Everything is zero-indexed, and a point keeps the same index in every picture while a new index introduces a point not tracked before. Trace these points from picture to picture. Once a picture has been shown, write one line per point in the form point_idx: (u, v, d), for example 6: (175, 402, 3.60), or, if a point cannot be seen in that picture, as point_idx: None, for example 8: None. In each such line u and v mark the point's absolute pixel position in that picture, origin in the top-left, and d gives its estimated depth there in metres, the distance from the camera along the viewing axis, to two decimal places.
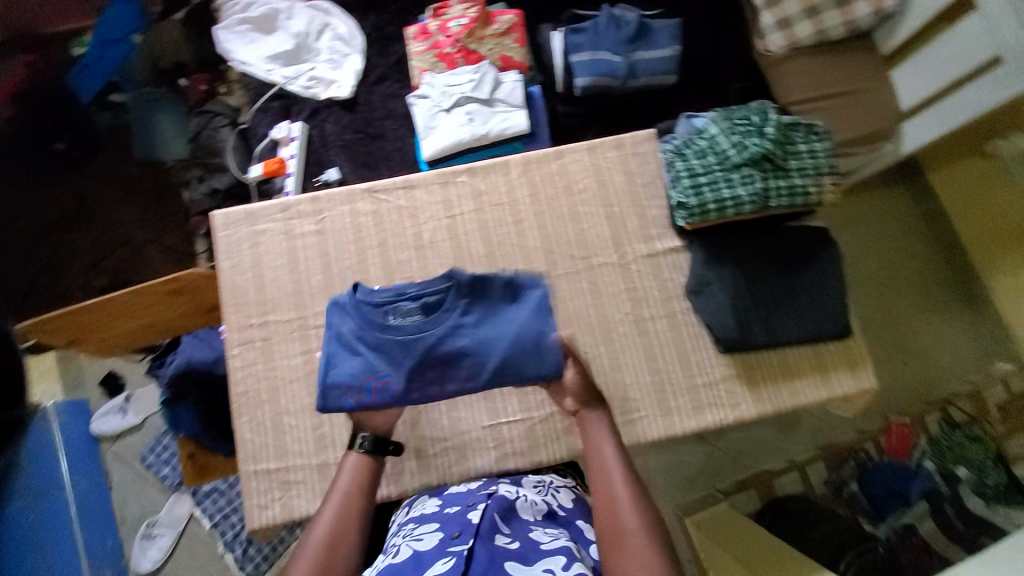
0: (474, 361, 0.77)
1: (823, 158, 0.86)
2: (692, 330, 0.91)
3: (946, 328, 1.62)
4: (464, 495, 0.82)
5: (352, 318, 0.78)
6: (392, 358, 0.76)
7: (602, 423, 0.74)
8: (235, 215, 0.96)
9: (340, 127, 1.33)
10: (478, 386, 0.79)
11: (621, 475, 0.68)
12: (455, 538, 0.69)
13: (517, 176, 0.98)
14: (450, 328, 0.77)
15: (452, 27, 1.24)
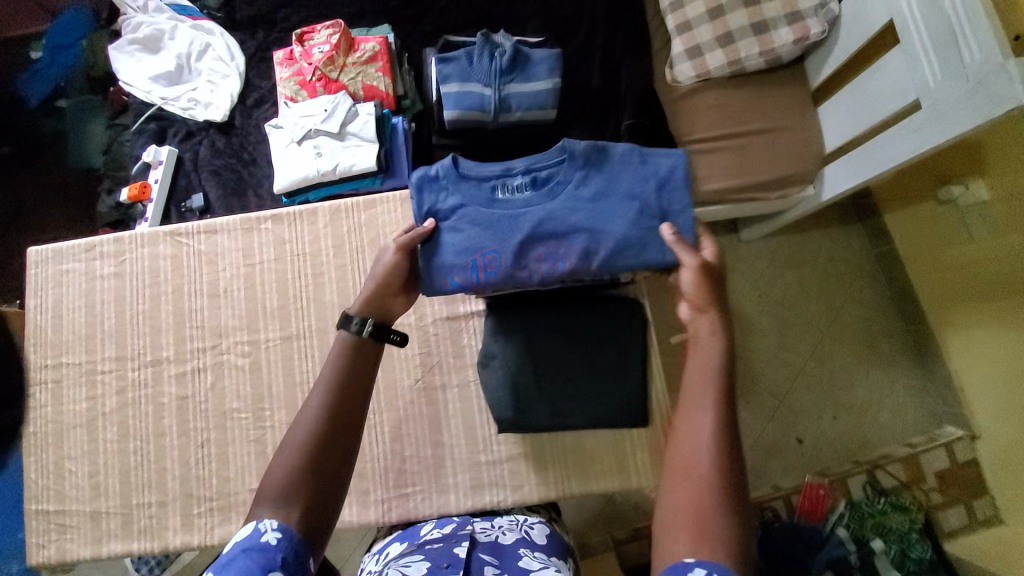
0: (591, 237, 0.73)
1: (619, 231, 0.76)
2: (481, 404, 0.87)
3: (887, 383, 1.57)
4: (435, 535, 0.76)
5: (458, 193, 0.75)
6: (500, 232, 0.74)
7: (706, 326, 0.62)
8: (43, 253, 0.96)
9: (212, 151, 1.29)
10: (587, 272, 0.74)
11: (710, 378, 0.58)
12: (445, 569, 0.65)
13: (323, 226, 0.93)
14: (561, 205, 0.74)
15: (315, 54, 1.18)
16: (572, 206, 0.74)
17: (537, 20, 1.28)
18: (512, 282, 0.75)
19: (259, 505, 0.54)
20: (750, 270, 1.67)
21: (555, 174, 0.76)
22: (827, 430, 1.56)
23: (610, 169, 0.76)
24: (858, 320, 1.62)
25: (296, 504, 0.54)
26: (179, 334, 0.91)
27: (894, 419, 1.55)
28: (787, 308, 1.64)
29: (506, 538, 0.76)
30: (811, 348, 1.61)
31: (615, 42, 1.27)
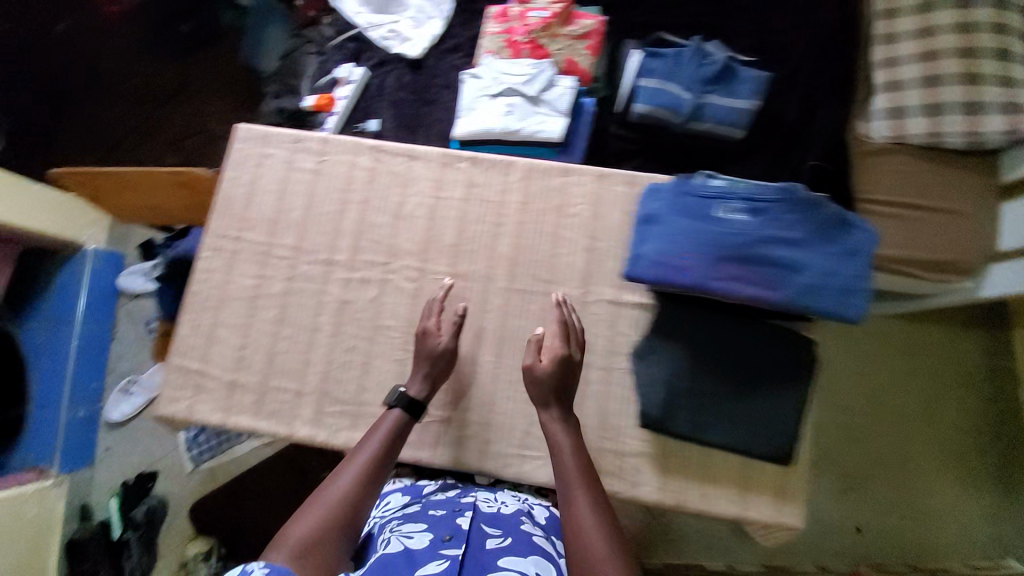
0: (784, 276, 0.76)
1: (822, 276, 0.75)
2: (623, 392, 0.85)
3: (968, 507, 1.35)
4: (441, 500, 0.86)
5: (674, 202, 0.81)
6: (704, 245, 0.76)
7: (556, 420, 0.77)
8: (253, 132, 1.01)
9: (398, 84, 1.35)
10: (776, 304, 0.76)
11: (576, 469, 0.72)
12: (444, 541, 0.74)
13: (515, 181, 0.95)
14: (767, 237, 0.76)
15: (531, 17, 1.23)
16: (776, 243, 0.77)
17: (742, 42, 1.28)
18: (698, 294, 0.77)
19: (274, 554, 0.63)
20: (862, 345, 1.45)
21: (770, 208, 0.78)
22: (901, 537, 1.35)
23: (819, 221, 0.78)
24: (959, 431, 1.39)
25: (308, 556, 0.64)
26: (356, 242, 0.95)
27: (978, 548, 1.33)
28: (894, 403, 1.41)
29: (503, 510, 0.85)
30: (905, 448, 1.40)
31: (817, 82, 1.24)
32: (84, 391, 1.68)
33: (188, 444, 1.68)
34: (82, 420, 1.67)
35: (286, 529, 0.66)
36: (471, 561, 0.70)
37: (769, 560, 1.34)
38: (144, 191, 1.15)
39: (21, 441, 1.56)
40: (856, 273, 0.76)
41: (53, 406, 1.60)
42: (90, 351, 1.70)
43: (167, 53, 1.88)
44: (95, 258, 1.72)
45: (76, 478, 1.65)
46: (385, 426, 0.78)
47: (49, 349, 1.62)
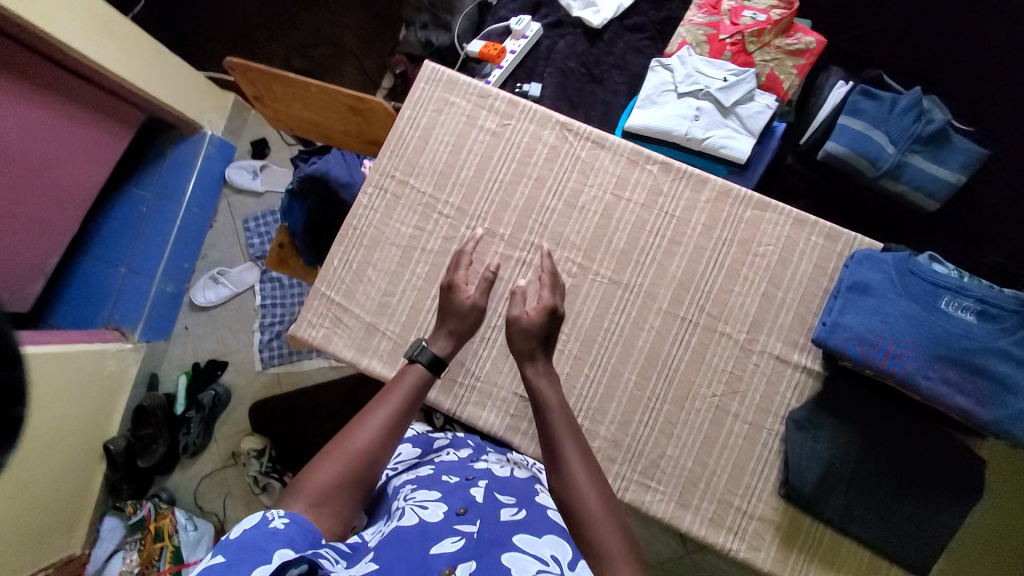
0: (998, 394, 0.70)
1: None
2: (765, 455, 0.85)
3: None
4: (451, 467, 0.77)
5: (896, 280, 0.76)
6: (920, 337, 0.72)
7: (541, 371, 0.78)
8: (440, 75, 0.95)
9: (570, 52, 1.24)
10: (975, 419, 0.71)
11: (563, 420, 0.72)
12: (459, 516, 0.63)
13: (704, 201, 0.88)
14: (993, 347, 0.71)
15: (745, 17, 1.11)
16: (1000, 356, 0.70)
17: (963, 100, 1.13)
18: (893, 383, 0.74)
19: (290, 503, 0.60)
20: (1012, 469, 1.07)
21: (1004, 317, 0.72)
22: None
23: None
24: None
25: (325, 509, 0.61)
26: (522, 220, 0.90)
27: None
28: None
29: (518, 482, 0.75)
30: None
31: None
32: (177, 270, 1.77)
33: (262, 344, 1.77)
34: (169, 294, 1.76)
35: (307, 476, 0.63)
36: (486, 532, 0.59)
37: None
38: (308, 109, 1.03)
39: (114, 300, 1.65)
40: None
41: (146, 276, 1.68)
42: (191, 230, 1.77)
43: None
44: (210, 144, 1.74)
45: (154, 346, 1.76)
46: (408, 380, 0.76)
47: (153, 219, 1.68)
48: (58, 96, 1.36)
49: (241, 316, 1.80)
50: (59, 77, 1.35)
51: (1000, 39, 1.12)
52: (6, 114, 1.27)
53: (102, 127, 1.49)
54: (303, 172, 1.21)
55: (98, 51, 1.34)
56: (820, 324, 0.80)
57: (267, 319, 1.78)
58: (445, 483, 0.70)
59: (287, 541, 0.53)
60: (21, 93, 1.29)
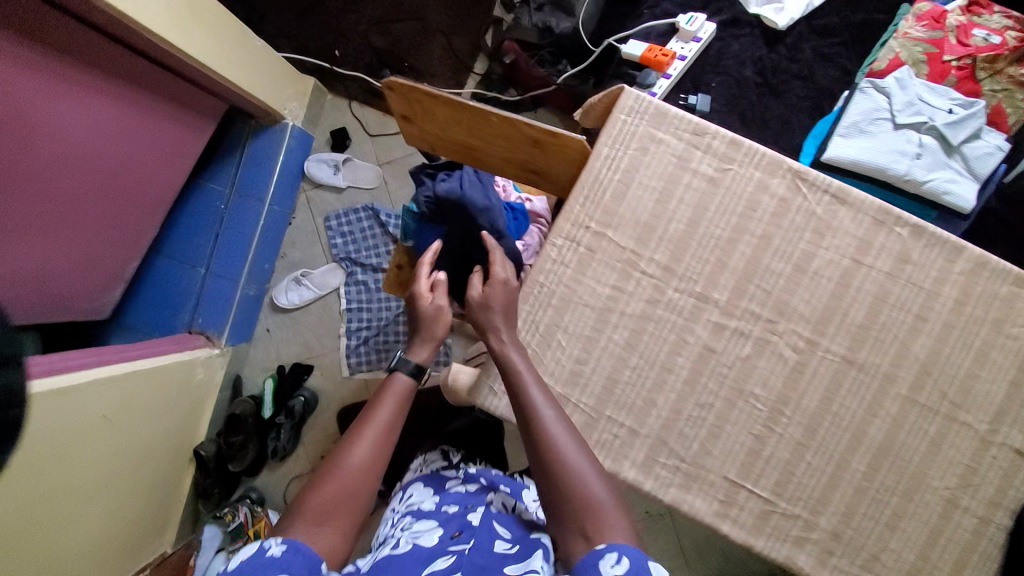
0: None
1: None
2: (993, 551, 0.78)
3: None
4: (460, 502, 0.94)
5: None
6: None
7: (514, 344, 0.78)
8: (645, 105, 0.81)
9: (743, 57, 1.08)
10: None
11: (535, 386, 0.75)
12: (453, 539, 0.81)
13: (957, 272, 0.77)
14: None
15: (976, 37, 0.96)
16: None
17: None
18: None
19: (290, 525, 0.67)
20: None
21: None
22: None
23: None
24: None
25: (325, 527, 0.68)
26: (742, 284, 0.78)
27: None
28: None
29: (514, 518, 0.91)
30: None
31: None
32: (258, 272, 1.65)
33: (349, 350, 1.69)
34: (252, 298, 1.65)
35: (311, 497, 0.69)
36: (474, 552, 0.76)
37: None
38: (471, 134, 0.89)
39: (195, 301, 1.57)
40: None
41: (229, 279, 1.57)
42: (272, 229, 1.64)
43: None
44: (291, 136, 1.58)
45: (238, 349, 1.67)
46: (393, 390, 0.80)
47: (233, 217, 1.56)
48: (149, 94, 1.19)
49: (325, 320, 1.71)
50: (147, 73, 1.17)
51: None
52: (97, 120, 1.11)
53: (186, 123, 1.33)
54: (433, 191, 1.08)
55: (195, 44, 1.16)
56: None
57: (354, 323, 1.69)
58: (444, 513, 0.89)
59: (293, 554, 0.63)
60: (108, 92, 1.11)
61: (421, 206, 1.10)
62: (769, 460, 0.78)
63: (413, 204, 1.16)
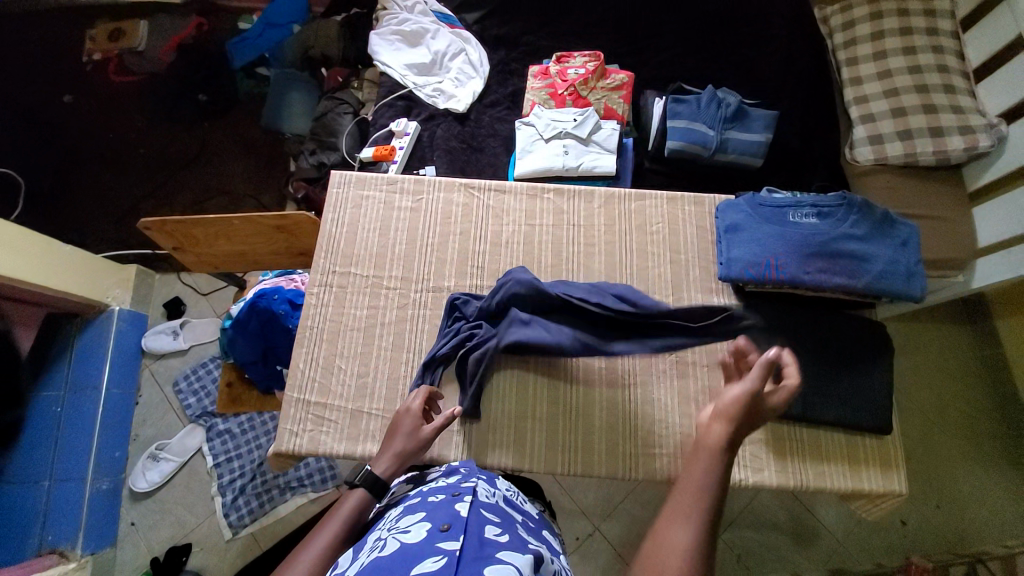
0: (860, 266, 0.90)
1: (883, 266, 0.90)
2: (731, 386, 0.95)
3: (986, 481, 1.36)
4: (448, 485, 0.74)
5: (754, 215, 0.95)
6: (790, 246, 0.90)
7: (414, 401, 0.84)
8: (349, 178, 1.09)
9: (449, 135, 1.47)
10: (856, 289, 0.89)
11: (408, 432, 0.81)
12: (442, 534, 0.60)
13: (598, 206, 1.07)
14: (836, 234, 0.91)
15: (570, 73, 1.41)
16: (847, 238, 0.91)
17: (744, 87, 1.51)
18: (793, 287, 0.90)
19: None
20: (902, 352, 1.48)
21: (836, 211, 0.92)
22: (928, 519, 1.35)
23: (873, 217, 0.92)
24: (965, 415, 1.41)
25: None
26: (461, 269, 1.02)
27: (997, 520, 1.33)
28: (931, 414, 1.42)
29: (503, 503, 0.74)
30: (921, 422, 1.42)
31: (812, 117, 1.46)
32: (109, 460, 1.58)
33: (226, 508, 1.57)
34: (105, 491, 1.55)
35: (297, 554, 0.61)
36: (468, 551, 0.56)
37: (829, 563, 1.33)
38: (235, 242, 1.11)
39: (41, 519, 1.45)
40: (913, 260, 0.92)
41: (77, 479, 1.49)
42: (114, 414, 1.62)
43: (188, 121, 2.02)
44: (118, 319, 1.66)
45: (101, 557, 1.50)
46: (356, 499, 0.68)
47: (70, 418, 1.53)
48: None
49: (193, 487, 1.62)
50: None
51: (738, 47, 1.56)
52: None
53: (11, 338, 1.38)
54: (254, 316, 1.19)
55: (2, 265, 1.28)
56: (719, 265, 0.97)
57: (225, 477, 1.60)
58: (429, 503, 0.68)
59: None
60: None
61: (237, 320, 1.18)
62: (536, 391, 0.94)
63: (228, 320, 1.22)
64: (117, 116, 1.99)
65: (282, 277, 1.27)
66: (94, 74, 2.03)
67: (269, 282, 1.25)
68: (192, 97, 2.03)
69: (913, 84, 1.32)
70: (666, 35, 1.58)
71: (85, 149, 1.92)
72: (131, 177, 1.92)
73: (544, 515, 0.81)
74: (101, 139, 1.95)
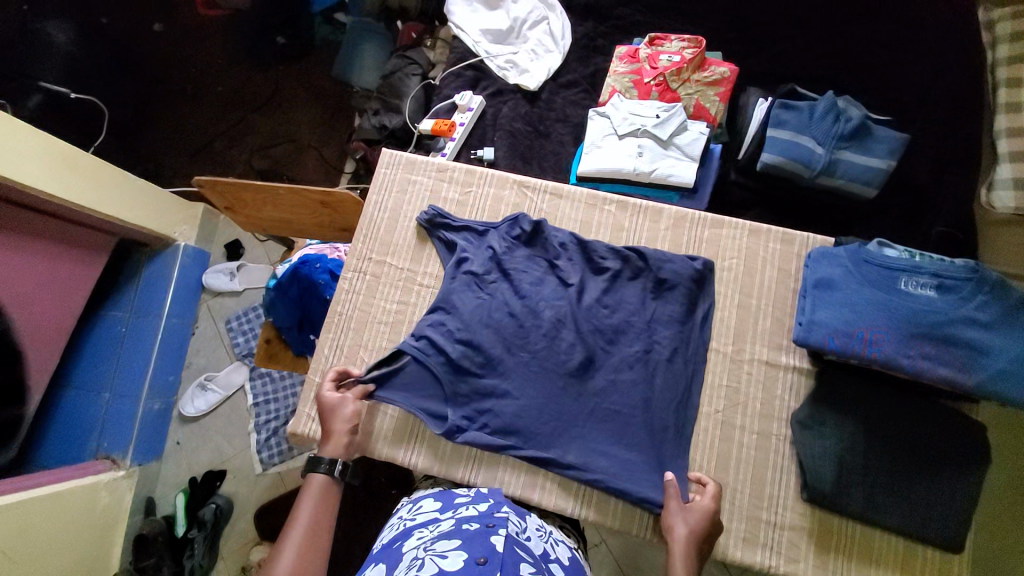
0: (980, 360, 0.72)
1: (1016, 362, 0.71)
2: (780, 461, 0.83)
3: None
4: (478, 512, 0.71)
5: (853, 273, 0.79)
6: (892, 319, 0.74)
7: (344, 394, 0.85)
8: (398, 158, 1.04)
9: (515, 114, 1.35)
10: (967, 387, 0.72)
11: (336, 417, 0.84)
12: (480, 566, 0.58)
13: (664, 228, 0.95)
14: (955, 315, 0.74)
15: (662, 60, 1.23)
16: (971, 322, 0.73)
17: (870, 97, 1.26)
18: (886, 370, 0.75)
19: None
20: None
21: (962, 288, 0.75)
22: None
23: (1014, 301, 0.73)
24: None
25: None
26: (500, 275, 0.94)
27: None
28: None
29: (533, 542, 0.71)
30: None
31: (952, 144, 1.20)
32: (162, 384, 1.72)
33: (259, 445, 1.68)
34: (157, 411, 1.69)
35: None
36: None
37: None
38: (281, 210, 1.11)
39: (99, 428, 1.60)
40: None
41: (131, 398, 1.62)
42: (173, 340, 1.74)
43: (264, 62, 2.02)
44: (184, 255, 1.76)
45: (147, 469, 1.66)
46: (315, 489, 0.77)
47: (132, 339, 1.66)
48: (32, 238, 1.33)
49: (232, 419, 1.74)
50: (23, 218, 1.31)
51: (875, 46, 1.30)
52: None
53: (74, 267, 1.45)
54: (294, 280, 1.20)
55: (62, 186, 1.32)
56: (796, 324, 0.81)
57: (262, 417, 1.70)
58: (464, 529, 0.66)
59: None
60: None
61: (279, 282, 1.19)
62: None
63: (272, 280, 1.24)
64: (200, 49, 2.02)
65: (329, 246, 1.26)
66: (184, 7, 2.06)
67: (314, 249, 1.25)
68: (270, 39, 2.02)
69: None
70: (787, 22, 1.33)
71: (170, 80, 1.99)
72: (208, 115, 1.97)
73: (577, 556, 0.77)
74: (185, 73, 2.00)
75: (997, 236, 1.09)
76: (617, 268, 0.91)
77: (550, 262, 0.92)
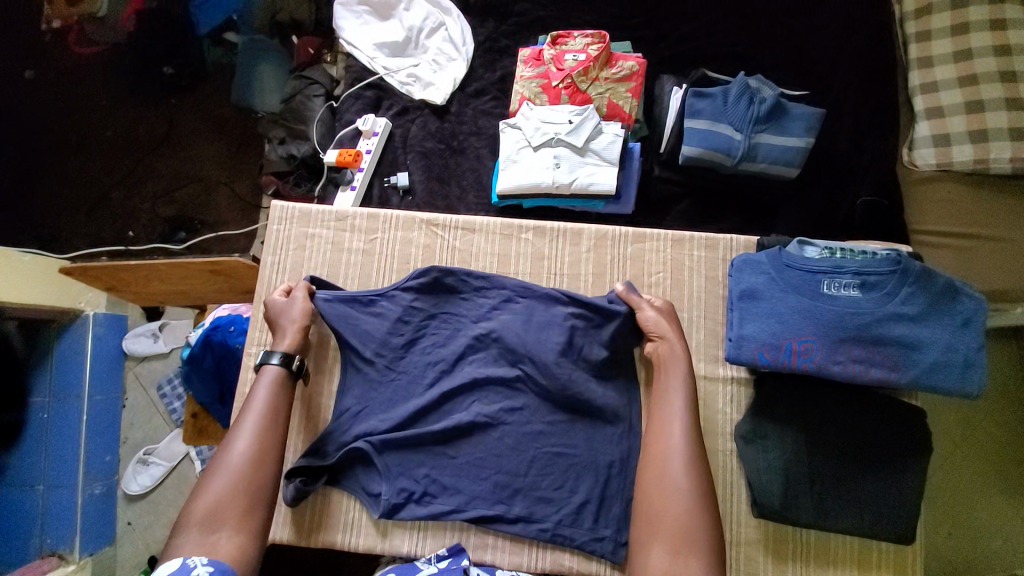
0: (908, 356, 0.71)
1: (939, 353, 0.70)
2: (729, 477, 0.81)
3: None
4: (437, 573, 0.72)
5: (777, 281, 0.76)
6: (819, 326, 0.72)
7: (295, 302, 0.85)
8: (291, 211, 0.94)
9: (425, 133, 1.26)
10: (898, 385, 0.71)
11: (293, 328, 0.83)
12: None
13: (586, 249, 0.90)
14: (879, 313, 0.72)
15: (567, 60, 1.16)
16: (895, 318, 0.72)
17: (782, 72, 1.23)
18: (818, 377, 0.73)
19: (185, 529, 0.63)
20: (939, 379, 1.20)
21: (885, 282, 0.73)
22: None
23: (934, 291, 0.72)
24: None
25: (221, 520, 0.64)
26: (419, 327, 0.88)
27: None
28: None
29: None
30: None
31: (864, 112, 1.19)
32: (99, 466, 1.44)
33: None
34: (100, 496, 1.42)
35: (182, 519, 0.63)
36: None
37: None
38: (175, 281, 1.07)
39: (39, 521, 1.32)
40: (978, 345, 0.71)
41: (69, 486, 1.35)
42: (102, 419, 1.46)
43: (154, 98, 1.83)
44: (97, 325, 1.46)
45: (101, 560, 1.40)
46: (269, 377, 0.77)
47: (59, 426, 1.36)
48: None
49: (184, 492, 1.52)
50: None
51: (781, 17, 1.26)
52: None
53: None
54: (203, 351, 1.08)
55: None
56: (727, 340, 0.78)
57: None
58: None
59: None
60: None
61: (188, 356, 1.08)
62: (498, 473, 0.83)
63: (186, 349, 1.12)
64: (81, 93, 1.81)
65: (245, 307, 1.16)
66: (53, 45, 1.82)
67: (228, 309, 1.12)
68: (155, 70, 1.81)
69: (999, 70, 0.99)
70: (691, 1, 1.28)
71: (52, 132, 1.78)
72: (104, 164, 1.78)
73: None
74: (70, 122, 1.79)
75: (919, 195, 1.08)
76: (540, 302, 0.86)
77: (463, 312, 0.87)
